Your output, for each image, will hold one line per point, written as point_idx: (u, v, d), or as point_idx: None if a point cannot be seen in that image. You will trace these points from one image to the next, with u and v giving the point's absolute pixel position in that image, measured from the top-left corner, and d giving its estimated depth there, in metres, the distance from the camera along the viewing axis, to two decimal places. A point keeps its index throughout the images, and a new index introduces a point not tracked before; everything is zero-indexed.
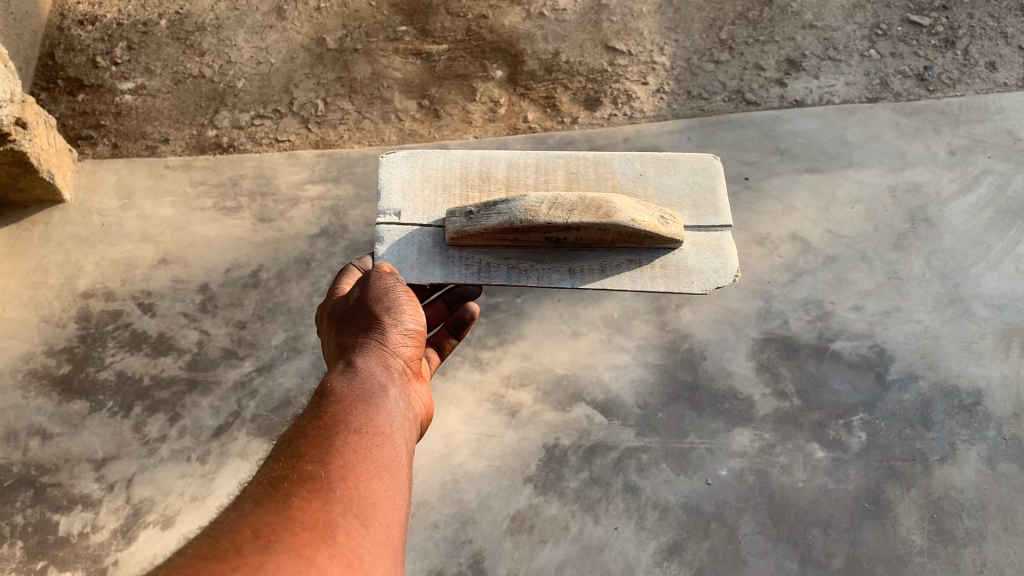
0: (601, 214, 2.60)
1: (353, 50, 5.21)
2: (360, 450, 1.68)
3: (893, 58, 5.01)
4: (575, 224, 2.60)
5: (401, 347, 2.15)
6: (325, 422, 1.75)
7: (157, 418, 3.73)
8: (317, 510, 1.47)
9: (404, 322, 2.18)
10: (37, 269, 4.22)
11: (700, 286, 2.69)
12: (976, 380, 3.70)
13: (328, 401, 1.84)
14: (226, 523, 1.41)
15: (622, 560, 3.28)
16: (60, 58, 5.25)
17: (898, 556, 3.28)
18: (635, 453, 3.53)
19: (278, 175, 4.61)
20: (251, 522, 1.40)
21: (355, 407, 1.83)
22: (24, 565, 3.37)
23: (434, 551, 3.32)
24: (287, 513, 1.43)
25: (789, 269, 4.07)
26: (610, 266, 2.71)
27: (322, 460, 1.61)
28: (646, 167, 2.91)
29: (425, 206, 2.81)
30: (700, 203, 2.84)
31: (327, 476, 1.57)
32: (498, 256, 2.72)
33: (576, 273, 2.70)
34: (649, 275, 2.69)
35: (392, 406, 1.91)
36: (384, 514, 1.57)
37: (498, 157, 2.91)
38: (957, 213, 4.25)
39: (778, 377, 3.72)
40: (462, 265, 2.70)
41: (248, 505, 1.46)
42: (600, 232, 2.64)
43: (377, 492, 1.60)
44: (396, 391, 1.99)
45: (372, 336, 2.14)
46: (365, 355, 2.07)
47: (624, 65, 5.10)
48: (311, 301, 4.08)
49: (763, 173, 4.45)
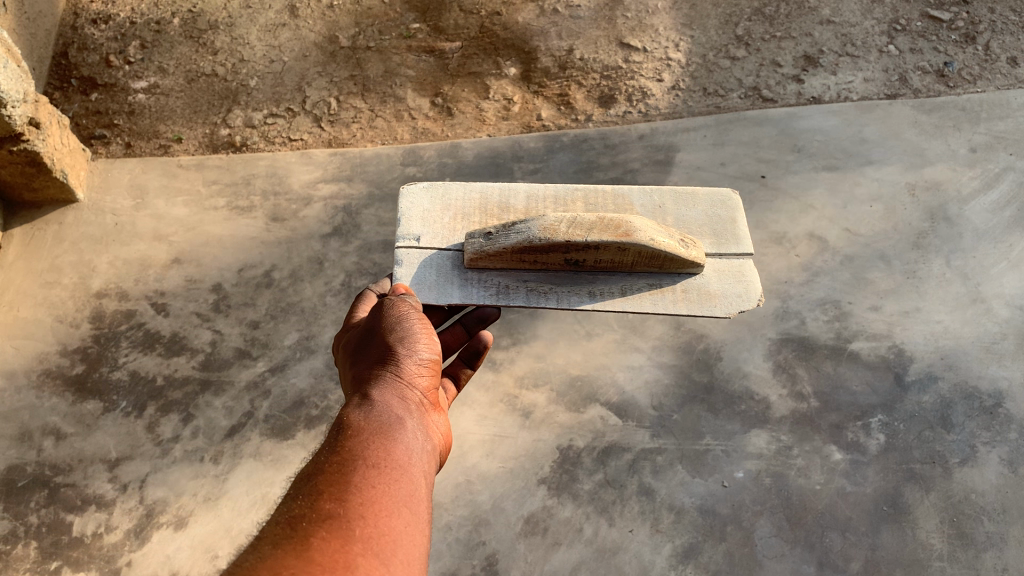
0: (620, 232, 2.58)
1: (365, 48, 5.19)
2: (379, 485, 1.65)
3: (912, 53, 4.94)
4: (597, 243, 2.58)
5: (416, 377, 2.13)
6: (343, 457, 1.72)
7: (170, 419, 3.72)
8: (337, 550, 1.44)
9: (419, 352, 2.17)
10: (51, 269, 4.23)
11: (722, 310, 2.66)
12: (997, 381, 3.63)
13: (344, 435, 1.82)
14: (245, 566, 1.37)
15: (637, 563, 3.23)
16: (74, 58, 5.26)
17: (918, 561, 3.20)
18: (650, 455, 3.50)
19: (292, 174, 4.61)
20: (270, 564, 1.36)
21: (372, 441, 1.80)
22: (38, 565, 3.35)
23: (447, 553, 3.29)
24: (307, 555, 1.40)
25: (806, 268, 4.02)
26: (630, 289, 2.69)
27: (340, 497, 1.58)
28: (665, 199, 2.93)
29: (445, 231, 2.84)
30: (719, 232, 2.85)
31: (346, 515, 1.54)
32: (518, 279, 2.72)
33: (596, 294, 2.69)
34: (670, 299, 2.67)
35: (410, 439, 1.89)
36: (404, 552, 1.54)
37: (518, 190, 2.94)
38: (978, 212, 4.18)
39: (795, 378, 3.68)
40: (481, 286, 2.70)
41: (266, 547, 1.43)
42: (620, 252, 2.62)
43: (397, 530, 1.57)
44: (413, 423, 1.96)
45: (387, 368, 2.12)
46: (381, 387, 2.04)
47: (638, 62, 5.04)
48: (324, 301, 4.06)
49: (780, 171, 4.40)
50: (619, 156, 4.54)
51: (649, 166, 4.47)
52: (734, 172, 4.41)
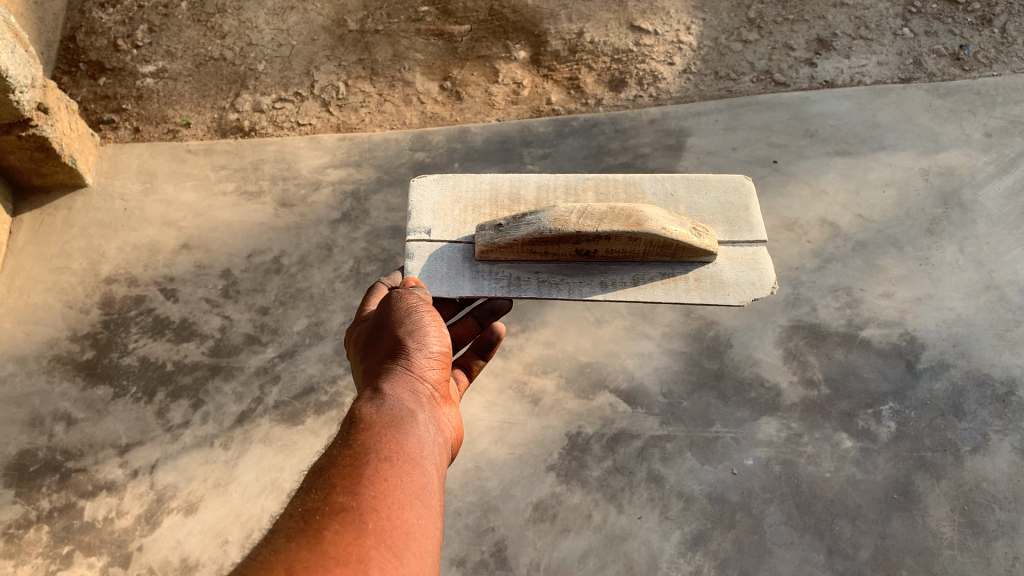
0: (631, 222, 2.56)
1: (374, 31, 5.14)
2: (391, 478, 1.65)
3: (927, 36, 4.88)
4: (609, 234, 2.57)
5: (427, 370, 2.12)
6: (355, 451, 1.71)
7: (180, 404, 3.73)
8: (350, 544, 1.43)
9: (429, 345, 2.16)
10: (60, 254, 4.24)
11: (736, 298, 2.64)
12: (1010, 368, 3.59)
13: (356, 429, 1.81)
14: (258, 560, 1.36)
15: (645, 550, 3.23)
16: (82, 42, 5.24)
17: (928, 549, 3.18)
18: (659, 442, 3.48)
19: (300, 159, 4.60)
20: (284, 558, 1.35)
21: (384, 434, 1.80)
22: (50, 549, 3.37)
23: (457, 539, 3.30)
24: (319, 548, 1.39)
25: (818, 255, 4.00)
26: (642, 279, 2.67)
27: (353, 490, 1.57)
28: (676, 187, 2.91)
29: (455, 224, 2.82)
30: (731, 220, 2.82)
31: (359, 508, 1.53)
32: (530, 270, 2.71)
33: (608, 284, 2.66)
34: (683, 288, 2.65)
35: (421, 432, 1.88)
36: (417, 545, 1.54)
37: (528, 181, 2.93)
38: (992, 197, 4.13)
39: (806, 365, 3.66)
40: (492, 279, 2.68)
41: (279, 540, 1.42)
42: (631, 242, 2.60)
43: (410, 523, 1.57)
44: (424, 417, 1.95)
45: (398, 362, 2.11)
46: (392, 380, 2.03)
47: (650, 45, 4.99)
48: (333, 287, 4.05)
49: (792, 156, 4.37)
50: (630, 141, 4.50)
51: (660, 151, 4.43)
52: (746, 157, 4.38)
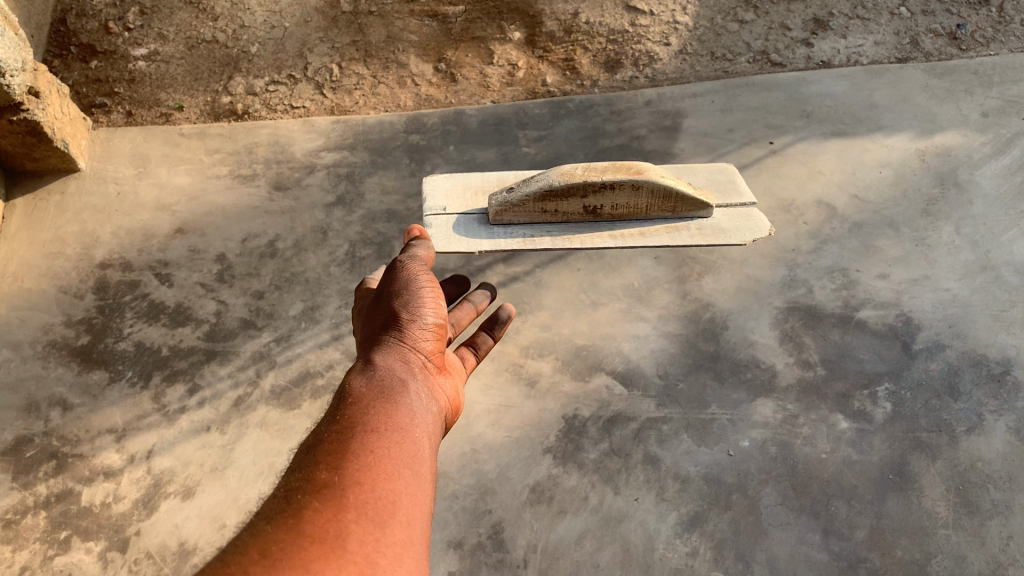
0: (632, 172, 2.63)
1: (367, 12, 5.08)
2: (377, 450, 1.63)
3: (924, 16, 4.86)
4: (614, 182, 2.60)
5: (422, 341, 2.10)
6: (343, 426, 1.70)
7: (176, 388, 3.73)
8: (330, 518, 1.41)
9: (423, 317, 2.14)
10: (54, 239, 4.22)
11: (737, 239, 2.63)
12: (1005, 349, 3.59)
13: (347, 404, 1.79)
14: (236, 546, 1.34)
15: (642, 531, 3.21)
16: (72, 24, 5.19)
17: (923, 529, 3.15)
18: (655, 424, 3.49)
19: (294, 142, 4.60)
20: (259, 542, 1.33)
21: (373, 406, 1.78)
22: (48, 535, 3.34)
23: (454, 521, 3.29)
24: (296, 527, 1.37)
25: (814, 236, 3.99)
26: (649, 233, 2.65)
27: (337, 465, 1.55)
28: None
29: (466, 203, 2.77)
30: (723, 190, 2.86)
31: (341, 482, 1.51)
32: (539, 229, 2.65)
33: (616, 238, 2.64)
34: (687, 234, 2.63)
35: (413, 403, 1.86)
36: (403, 514, 1.52)
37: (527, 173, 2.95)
38: (989, 177, 4.12)
39: (802, 347, 3.66)
40: (506, 237, 2.61)
41: (259, 522, 1.40)
42: (635, 193, 2.62)
43: (396, 494, 1.55)
44: (417, 388, 1.94)
45: (392, 333, 2.09)
46: (385, 352, 2.01)
47: (646, 25, 4.95)
48: (328, 271, 4.05)
49: (789, 137, 4.36)
50: (626, 123, 4.49)
51: (657, 133, 4.42)
52: (742, 138, 4.37)
